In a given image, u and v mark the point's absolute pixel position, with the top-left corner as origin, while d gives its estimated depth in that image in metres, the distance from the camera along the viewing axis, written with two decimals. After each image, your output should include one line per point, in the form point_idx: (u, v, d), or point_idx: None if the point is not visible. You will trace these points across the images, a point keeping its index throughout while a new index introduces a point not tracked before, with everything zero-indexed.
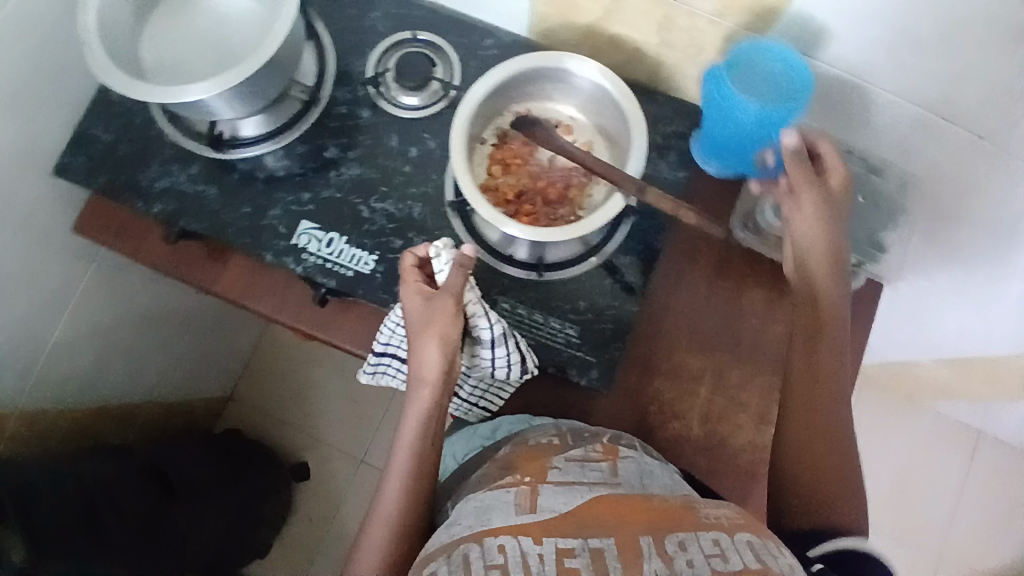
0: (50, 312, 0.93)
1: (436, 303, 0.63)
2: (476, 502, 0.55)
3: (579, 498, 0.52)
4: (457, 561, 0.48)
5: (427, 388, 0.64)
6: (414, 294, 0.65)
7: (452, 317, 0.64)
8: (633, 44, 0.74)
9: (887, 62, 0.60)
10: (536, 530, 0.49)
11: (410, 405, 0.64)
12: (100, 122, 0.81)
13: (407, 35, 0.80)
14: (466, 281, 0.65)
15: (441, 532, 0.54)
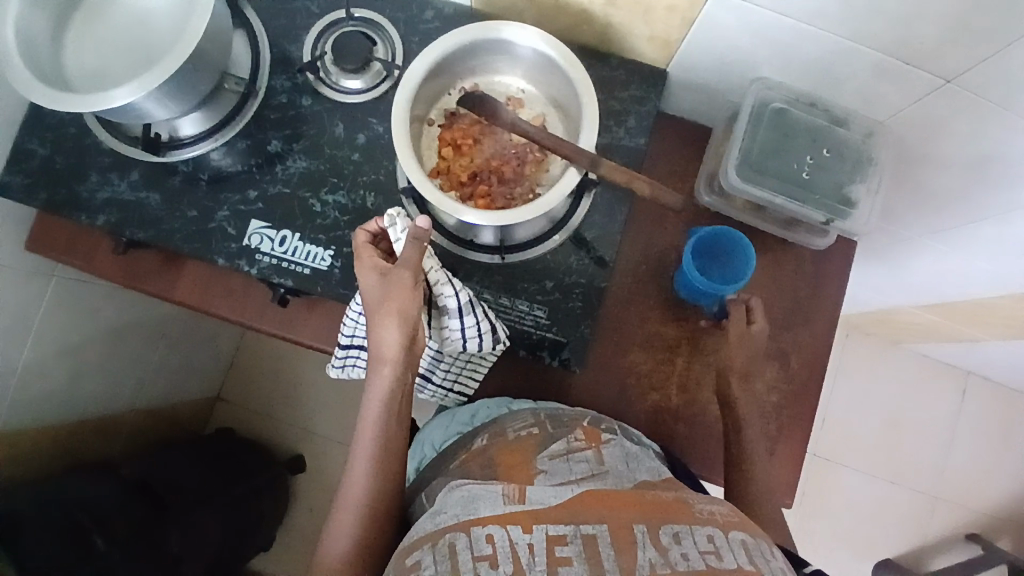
0: (14, 334, 0.90)
1: (393, 278, 0.59)
2: (462, 491, 0.53)
3: (568, 492, 0.51)
4: (443, 552, 0.47)
5: (387, 366, 0.60)
6: (370, 270, 0.60)
7: (411, 292, 0.59)
8: (579, 5, 0.70)
9: (839, 6, 0.56)
10: (526, 520, 0.48)
11: (371, 382, 0.61)
12: (33, 135, 0.77)
13: (342, 14, 0.76)
14: (422, 254, 0.60)
15: (428, 518, 0.53)
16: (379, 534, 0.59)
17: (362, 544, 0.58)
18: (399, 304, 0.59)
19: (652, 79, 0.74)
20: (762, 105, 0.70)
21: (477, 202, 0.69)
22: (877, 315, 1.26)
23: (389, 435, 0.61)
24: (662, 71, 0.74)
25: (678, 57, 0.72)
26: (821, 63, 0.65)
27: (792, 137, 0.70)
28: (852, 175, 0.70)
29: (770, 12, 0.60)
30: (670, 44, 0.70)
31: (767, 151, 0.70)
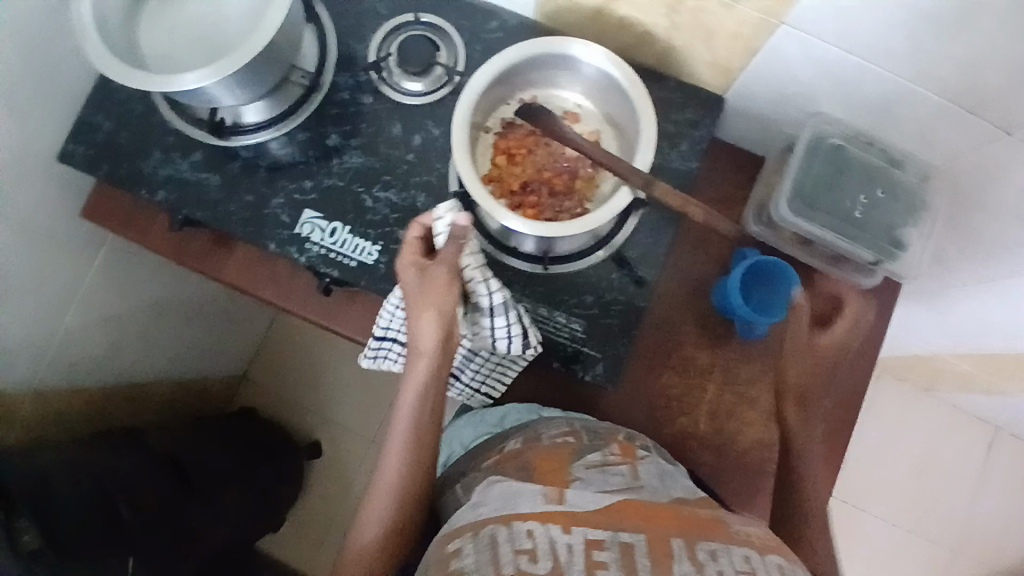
0: (61, 299, 0.93)
1: (433, 273, 0.61)
2: (502, 488, 0.55)
3: (605, 499, 0.53)
4: (484, 543, 0.49)
5: (425, 359, 0.61)
6: (410, 266, 0.62)
7: (449, 287, 0.61)
8: (643, 26, 0.70)
9: (909, 48, 0.56)
10: (565, 520, 0.50)
11: (408, 376, 0.62)
12: (99, 109, 0.79)
13: (409, 18, 0.77)
14: (461, 252, 0.62)
15: (467, 510, 0.55)
16: (409, 524, 0.60)
17: (393, 533, 0.59)
18: (439, 296, 0.60)
19: (708, 104, 0.74)
20: (819, 139, 0.69)
21: (526, 212, 0.70)
22: (909, 359, 1.24)
23: (422, 426, 0.61)
24: (719, 97, 0.75)
25: (736, 85, 0.72)
26: (881, 104, 0.65)
27: (847, 172, 0.69)
28: (906, 217, 0.69)
29: (836, 48, 0.60)
30: (730, 72, 0.71)
31: (821, 185, 0.70)
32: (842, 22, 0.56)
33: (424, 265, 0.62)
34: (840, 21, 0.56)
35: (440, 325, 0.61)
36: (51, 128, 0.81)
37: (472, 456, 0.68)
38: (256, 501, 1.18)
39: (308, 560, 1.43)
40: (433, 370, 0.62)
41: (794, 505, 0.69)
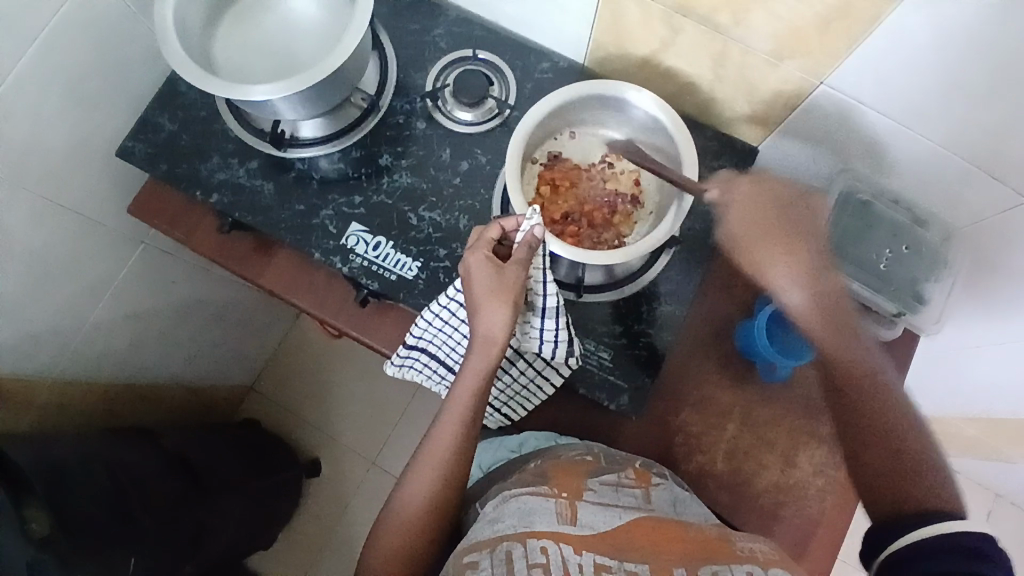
0: (95, 292, 0.95)
1: (506, 276, 0.62)
2: (518, 502, 0.56)
3: (616, 519, 0.55)
4: (501, 557, 0.49)
5: (496, 350, 0.62)
6: (483, 259, 0.63)
7: (521, 288, 0.63)
8: (687, 77, 0.75)
9: (941, 113, 0.61)
10: (578, 542, 0.50)
11: (472, 361, 0.63)
12: (165, 111, 0.83)
13: (467, 53, 0.83)
14: (530, 258, 0.64)
15: (484, 524, 0.55)
16: (436, 530, 0.61)
17: (419, 537, 0.60)
18: (507, 303, 0.62)
19: (743, 153, 0.79)
20: (847, 195, 0.74)
21: (567, 240, 0.73)
22: None
23: (466, 434, 0.63)
24: (753, 148, 0.79)
25: (772, 137, 0.76)
26: (909, 164, 0.69)
27: (873, 227, 0.75)
28: (926, 272, 0.76)
29: (869, 108, 0.64)
30: (767, 125, 0.75)
31: (846, 236, 0.75)
32: (879, 86, 0.61)
33: (498, 266, 0.63)
34: (877, 84, 0.61)
35: (507, 333, 0.62)
36: (115, 125, 0.85)
37: (495, 474, 0.69)
38: (255, 512, 1.17)
39: None
40: (491, 375, 0.63)
41: (863, 455, 0.59)
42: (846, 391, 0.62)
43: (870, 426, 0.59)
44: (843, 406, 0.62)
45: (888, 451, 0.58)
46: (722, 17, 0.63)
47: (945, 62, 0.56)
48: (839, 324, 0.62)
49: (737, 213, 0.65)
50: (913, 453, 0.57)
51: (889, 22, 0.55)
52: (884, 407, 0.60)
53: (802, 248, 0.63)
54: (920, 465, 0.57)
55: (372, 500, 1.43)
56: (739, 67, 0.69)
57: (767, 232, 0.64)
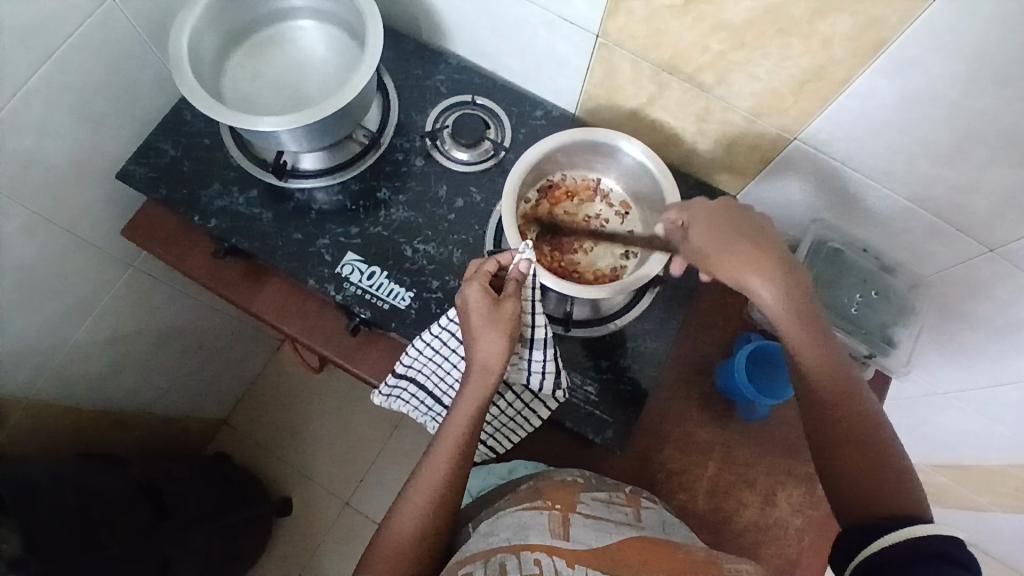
0: (79, 312, 0.94)
1: (503, 308, 0.65)
2: (512, 517, 0.57)
3: (606, 538, 0.56)
4: (495, 567, 0.50)
5: (492, 378, 0.64)
6: (479, 289, 0.65)
7: (517, 319, 0.65)
8: (672, 130, 0.81)
9: (902, 169, 0.67)
10: (569, 555, 0.52)
11: (467, 388, 0.65)
12: (168, 138, 0.85)
13: (467, 99, 0.88)
14: (521, 293, 0.67)
15: (478, 539, 0.57)
16: (425, 561, 0.60)
17: (409, 569, 0.59)
18: (504, 334, 0.64)
19: (723, 202, 0.84)
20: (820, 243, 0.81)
21: (551, 269, 0.77)
22: None
23: (460, 463, 0.63)
24: (732, 198, 0.84)
25: (750, 187, 0.82)
26: (880, 216, 0.74)
27: (845, 273, 0.80)
28: (895, 318, 0.81)
29: (841, 163, 0.70)
30: (745, 176, 0.80)
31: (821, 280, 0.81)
32: (848, 144, 0.67)
33: (494, 298, 0.65)
34: (847, 140, 0.67)
35: (503, 364, 0.64)
36: (117, 150, 0.86)
37: (481, 504, 0.69)
38: (224, 548, 1.13)
39: None
40: (485, 405, 0.65)
41: (837, 458, 0.59)
42: (813, 389, 0.61)
43: (842, 429, 0.60)
44: (811, 403, 0.61)
45: (861, 456, 0.58)
46: (706, 76, 0.69)
47: (905, 123, 0.62)
48: (808, 321, 0.62)
49: (702, 226, 0.64)
50: (878, 453, 0.58)
51: (859, 84, 0.61)
52: (848, 407, 0.60)
53: (771, 254, 0.62)
54: (888, 469, 0.57)
55: (344, 542, 1.39)
56: (720, 122, 0.75)
57: (732, 240, 0.63)
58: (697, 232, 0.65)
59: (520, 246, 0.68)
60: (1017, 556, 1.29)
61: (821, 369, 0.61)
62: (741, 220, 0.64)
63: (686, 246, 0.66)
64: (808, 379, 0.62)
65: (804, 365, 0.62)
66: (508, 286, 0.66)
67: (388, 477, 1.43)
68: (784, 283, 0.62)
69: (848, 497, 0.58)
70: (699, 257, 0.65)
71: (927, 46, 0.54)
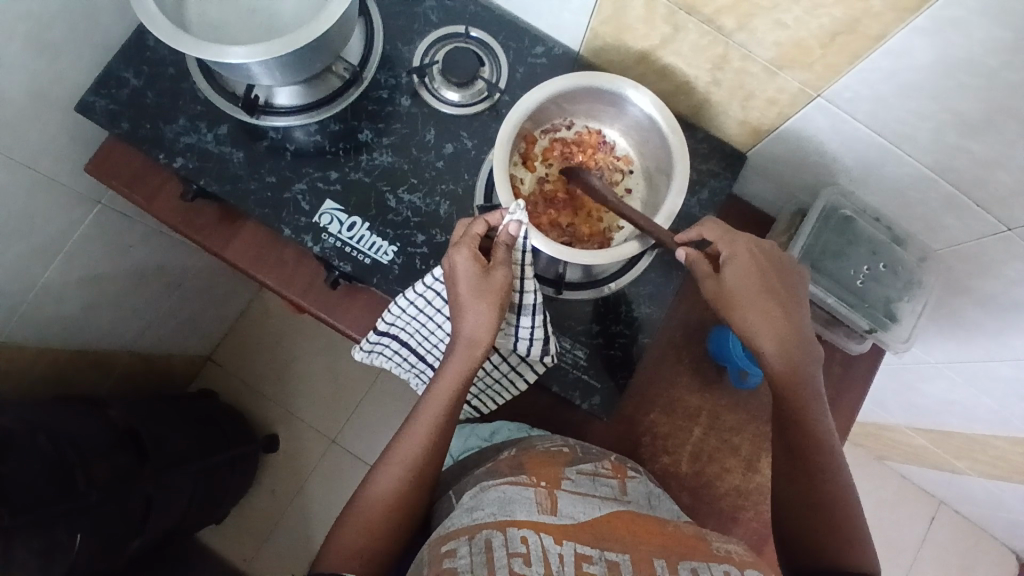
0: (47, 252, 0.88)
1: (493, 277, 0.61)
2: (496, 491, 0.57)
3: (596, 510, 0.56)
4: (479, 546, 0.50)
5: (478, 350, 0.61)
6: (468, 255, 0.61)
7: (506, 290, 0.61)
8: (684, 77, 0.73)
9: (929, 139, 0.61)
10: (557, 532, 0.52)
11: (451, 359, 0.62)
12: (128, 65, 0.77)
13: (459, 30, 0.79)
14: (510, 257, 0.62)
15: (461, 513, 0.56)
16: (400, 531, 0.59)
17: (380, 539, 0.59)
18: (493, 304, 0.61)
19: (731, 159, 0.78)
20: (831, 209, 0.75)
21: (540, 221, 0.73)
22: (871, 425, 1.31)
23: (440, 433, 0.61)
24: (742, 155, 0.79)
25: (762, 144, 0.76)
26: (895, 184, 0.69)
27: (853, 244, 0.76)
28: (901, 291, 0.77)
29: (862, 126, 0.64)
30: (757, 133, 0.75)
31: (827, 252, 0.76)
32: (874, 105, 0.61)
33: (484, 265, 0.61)
34: (874, 103, 0.61)
35: (491, 336, 0.61)
36: (73, 78, 0.78)
37: (462, 470, 0.69)
38: (206, 488, 1.13)
39: (247, 556, 1.37)
40: (470, 378, 0.62)
41: (792, 487, 0.63)
42: (799, 449, 0.62)
43: (815, 496, 0.62)
44: (788, 458, 0.63)
45: (829, 521, 0.61)
46: (727, 20, 0.62)
47: (940, 88, 0.56)
48: (803, 389, 0.62)
49: (738, 262, 0.63)
50: (843, 520, 0.62)
51: (895, 42, 0.54)
52: (829, 475, 0.62)
53: (783, 309, 0.62)
54: (849, 533, 0.61)
55: (332, 478, 1.41)
56: (737, 72, 0.68)
57: (760, 296, 0.62)
58: (730, 272, 0.63)
59: (510, 205, 0.62)
60: (985, 515, 1.35)
61: (805, 429, 0.62)
62: (775, 270, 0.63)
63: (707, 278, 0.64)
64: (791, 434, 0.63)
65: (796, 426, 0.62)
66: (496, 255, 0.62)
67: (374, 417, 1.44)
68: (787, 338, 0.62)
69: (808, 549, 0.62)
70: (717, 297, 0.64)
71: (976, 8, 0.48)
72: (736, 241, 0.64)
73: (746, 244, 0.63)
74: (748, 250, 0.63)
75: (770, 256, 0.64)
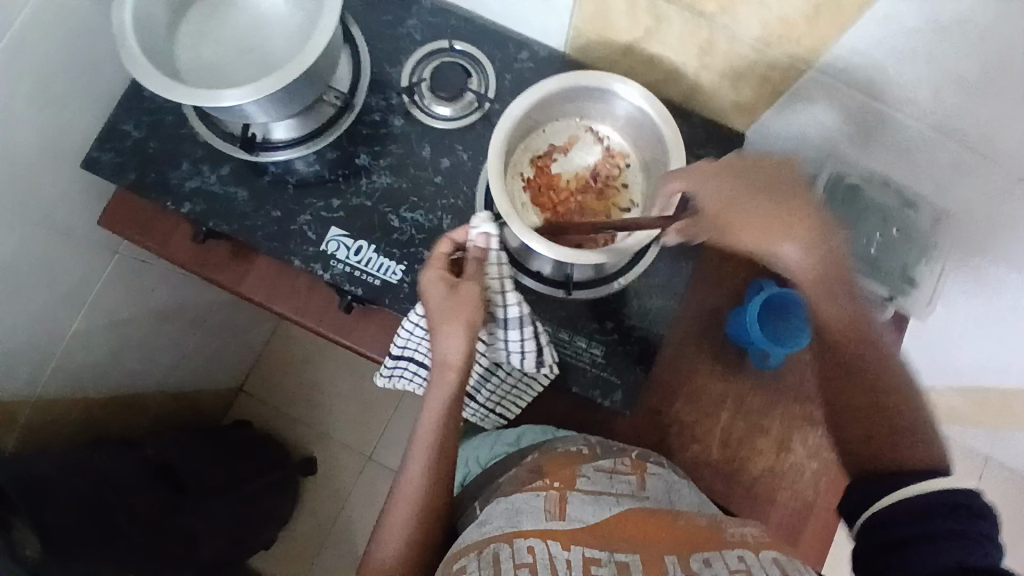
0: (72, 302, 0.91)
1: (459, 296, 0.63)
2: (505, 504, 0.58)
3: (606, 512, 0.56)
4: (488, 559, 0.51)
5: (452, 370, 0.64)
6: (436, 279, 0.64)
7: (476, 304, 0.64)
8: (672, 64, 0.73)
9: (927, 100, 0.60)
10: (565, 537, 0.52)
11: (433, 386, 0.65)
12: (130, 117, 0.79)
13: (444, 44, 0.80)
14: (481, 274, 0.66)
15: (473, 529, 0.57)
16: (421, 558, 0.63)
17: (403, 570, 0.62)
18: (463, 323, 0.63)
19: (728, 141, 0.78)
20: (837, 179, 0.74)
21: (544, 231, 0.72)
22: None
23: (439, 457, 0.65)
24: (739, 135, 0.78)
25: (758, 123, 0.75)
26: (897, 149, 0.68)
27: (866, 212, 0.75)
28: (918, 256, 0.76)
29: (858, 93, 0.63)
30: (752, 112, 0.74)
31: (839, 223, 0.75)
32: (867, 73, 0.60)
33: (449, 287, 0.64)
34: (866, 69, 0.60)
35: (466, 353, 0.64)
36: (78, 135, 0.81)
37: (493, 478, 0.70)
38: (248, 517, 1.15)
39: None
40: (455, 397, 0.65)
41: (849, 399, 0.64)
42: (853, 360, 0.64)
43: (883, 401, 0.63)
44: (840, 376, 0.65)
45: (897, 423, 0.61)
46: (708, 4, 0.61)
47: (932, 49, 0.54)
48: (831, 295, 0.63)
49: (717, 189, 0.63)
50: (901, 418, 0.62)
51: (879, 8, 0.53)
52: (892, 378, 0.63)
53: (794, 217, 0.61)
54: (907, 427, 0.61)
55: (371, 494, 1.43)
56: (725, 54, 0.67)
57: (765, 213, 0.62)
58: (716, 199, 0.63)
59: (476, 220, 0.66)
60: None
61: (845, 341, 0.64)
62: (763, 180, 0.62)
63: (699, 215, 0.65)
64: (840, 350, 0.65)
65: (845, 336, 0.64)
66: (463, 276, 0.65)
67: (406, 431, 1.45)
68: (811, 248, 0.62)
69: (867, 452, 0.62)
70: (717, 225, 0.64)
71: None
72: (713, 167, 0.63)
73: (719, 168, 0.63)
74: (722, 171, 0.63)
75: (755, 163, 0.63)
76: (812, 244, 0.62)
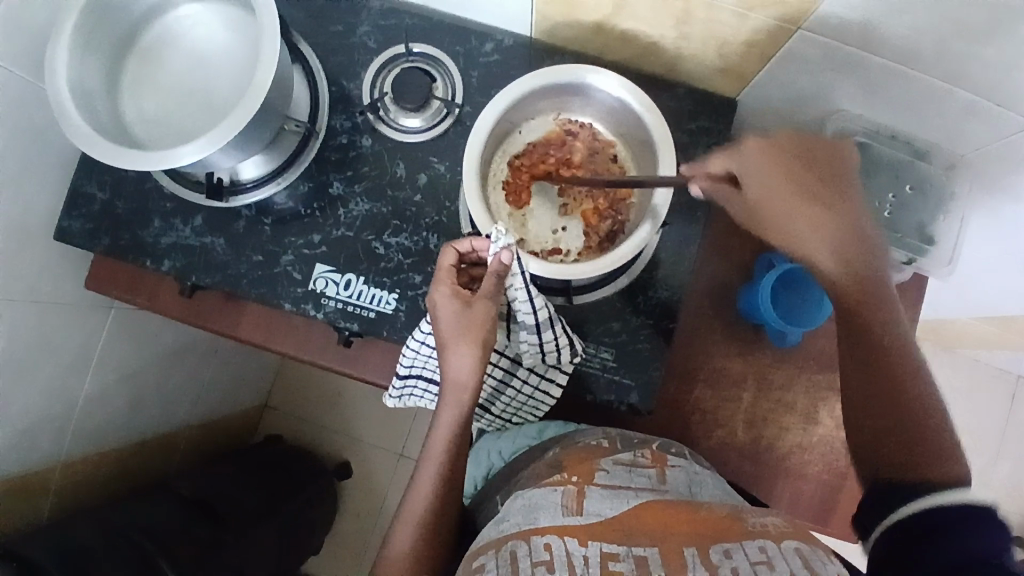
0: (79, 366, 0.91)
1: (472, 312, 0.58)
2: (524, 501, 0.55)
3: (625, 504, 0.52)
4: (505, 557, 0.47)
5: (466, 393, 0.59)
6: (448, 293, 0.58)
7: (490, 323, 0.58)
8: (648, 37, 0.67)
9: (933, 51, 0.54)
10: (582, 532, 0.48)
11: (444, 404, 0.60)
12: (92, 179, 0.76)
13: (401, 49, 0.74)
14: (498, 288, 0.59)
15: (491, 528, 0.54)
16: None
17: None
18: (476, 342, 0.57)
19: (719, 110, 0.72)
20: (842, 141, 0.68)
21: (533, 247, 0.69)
22: None
23: (449, 479, 0.60)
24: (731, 101, 0.73)
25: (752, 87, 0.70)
26: (904, 99, 0.62)
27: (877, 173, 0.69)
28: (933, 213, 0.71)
29: (854, 49, 0.57)
30: (743, 76, 0.68)
31: None
32: (863, 29, 0.54)
33: (463, 300, 0.58)
34: (861, 26, 0.54)
35: (478, 377, 0.58)
36: (46, 205, 0.78)
37: None
38: (290, 538, 1.17)
39: None
40: (468, 418, 0.60)
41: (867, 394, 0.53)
42: (874, 353, 0.53)
43: (910, 407, 0.51)
44: (858, 372, 0.54)
45: (922, 432, 0.50)
46: None
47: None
48: (874, 299, 0.54)
49: (755, 173, 0.56)
50: (925, 426, 0.50)
51: None
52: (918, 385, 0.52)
53: (829, 209, 0.55)
54: (931, 439, 0.50)
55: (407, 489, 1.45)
56: (704, 23, 0.61)
57: (796, 200, 0.55)
58: (751, 184, 0.56)
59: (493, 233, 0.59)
60: None
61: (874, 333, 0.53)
62: (805, 162, 0.56)
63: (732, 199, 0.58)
64: (862, 339, 0.54)
65: (867, 329, 0.53)
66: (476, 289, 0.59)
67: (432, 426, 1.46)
68: (841, 244, 0.54)
69: (876, 463, 0.51)
70: (749, 213, 0.57)
71: None
72: (760, 147, 0.57)
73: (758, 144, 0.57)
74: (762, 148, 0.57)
75: (800, 148, 0.57)
76: (837, 234, 0.54)
